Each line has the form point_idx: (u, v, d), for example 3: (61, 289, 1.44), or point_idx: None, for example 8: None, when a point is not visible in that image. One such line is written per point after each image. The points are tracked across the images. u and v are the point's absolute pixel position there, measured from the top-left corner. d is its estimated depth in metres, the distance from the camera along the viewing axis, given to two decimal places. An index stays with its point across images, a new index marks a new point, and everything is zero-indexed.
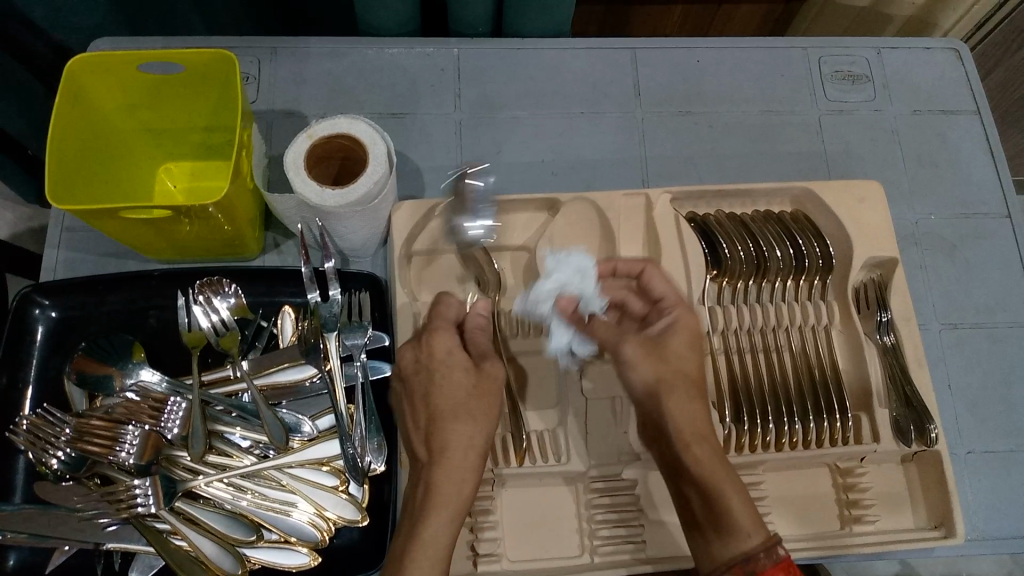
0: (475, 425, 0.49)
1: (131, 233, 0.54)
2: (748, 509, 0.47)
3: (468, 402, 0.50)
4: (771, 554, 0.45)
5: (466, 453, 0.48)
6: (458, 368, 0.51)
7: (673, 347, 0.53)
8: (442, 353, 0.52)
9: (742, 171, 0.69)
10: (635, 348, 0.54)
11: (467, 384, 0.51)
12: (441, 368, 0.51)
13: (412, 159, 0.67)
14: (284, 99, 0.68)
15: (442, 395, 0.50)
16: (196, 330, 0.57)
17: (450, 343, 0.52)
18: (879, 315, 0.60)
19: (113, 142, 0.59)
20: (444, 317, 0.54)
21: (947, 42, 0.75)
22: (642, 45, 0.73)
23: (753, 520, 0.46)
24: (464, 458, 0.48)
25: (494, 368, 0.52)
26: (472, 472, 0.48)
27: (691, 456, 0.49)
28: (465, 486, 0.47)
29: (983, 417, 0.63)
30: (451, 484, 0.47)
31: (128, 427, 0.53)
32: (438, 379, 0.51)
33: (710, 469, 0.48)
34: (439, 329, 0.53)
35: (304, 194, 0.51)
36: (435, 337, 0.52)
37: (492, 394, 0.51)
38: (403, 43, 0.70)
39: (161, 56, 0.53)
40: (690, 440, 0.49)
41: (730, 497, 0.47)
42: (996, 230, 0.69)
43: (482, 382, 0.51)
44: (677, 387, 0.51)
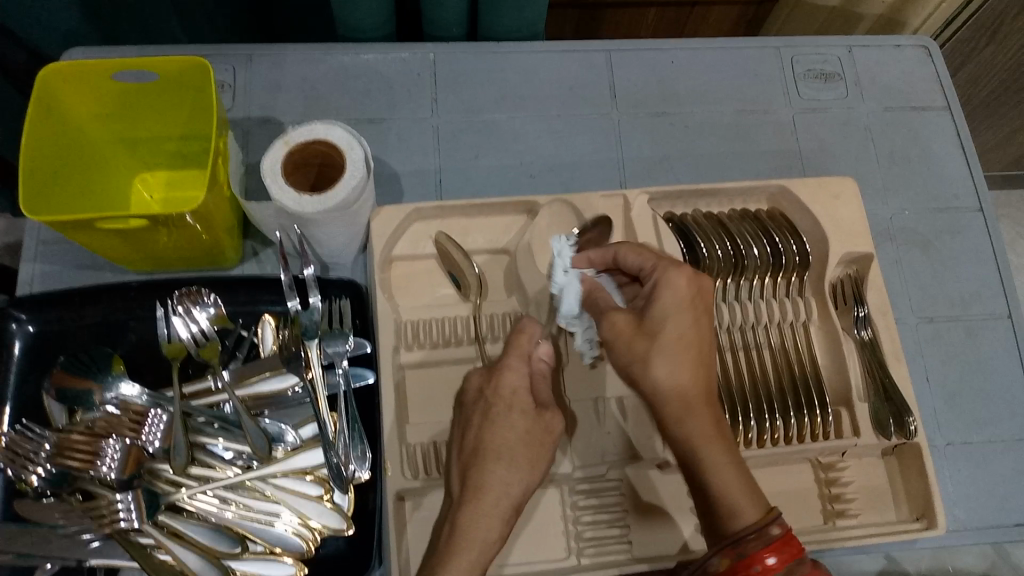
0: (518, 471, 0.46)
1: (108, 244, 0.54)
2: (741, 486, 0.44)
3: (518, 447, 0.47)
4: (762, 534, 0.42)
5: (503, 502, 0.46)
6: (519, 410, 0.48)
7: (656, 316, 0.48)
8: (507, 390, 0.48)
9: (718, 171, 0.70)
10: (619, 323, 0.49)
11: (523, 426, 0.47)
12: (502, 407, 0.48)
13: (390, 164, 0.67)
14: (260, 106, 0.67)
15: (494, 437, 0.47)
16: (176, 341, 0.56)
17: (518, 381, 0.49)
18: (856, 310, 0.60)
19: (88, 153, 0.59)
20: (524, 351, 0.50)
21: (916, 39, 0.76)
22: (617, 48, 0.73)
23: (745, 496, 0.44)
24: (500, 506, 0.45)
25: (553, 418, 0.48)
26: (507, 515, 0.46)
27: (683, 433, 0.46)
28: (496, 532, 0.45)
29: (961, 408, 0.63)
30: (485, 530, 0.45)
31: (108, 441, 0.52)
32: (496, 416, 0.48)
33: (698, 448, 0.45)
34: (515, 362, 0.49)
35: (283, 201, 0.51)
36: (506, 371, 0.49)
37: (545, 443, 0.48)
38: (379, 48, 0.70)
39: (134, 64, 0.52)
40: (686, 414, 0.46)
41: (718, 476, 0.44)
42: (969, 223, 0.70)
43: (534, 425, 0.48)
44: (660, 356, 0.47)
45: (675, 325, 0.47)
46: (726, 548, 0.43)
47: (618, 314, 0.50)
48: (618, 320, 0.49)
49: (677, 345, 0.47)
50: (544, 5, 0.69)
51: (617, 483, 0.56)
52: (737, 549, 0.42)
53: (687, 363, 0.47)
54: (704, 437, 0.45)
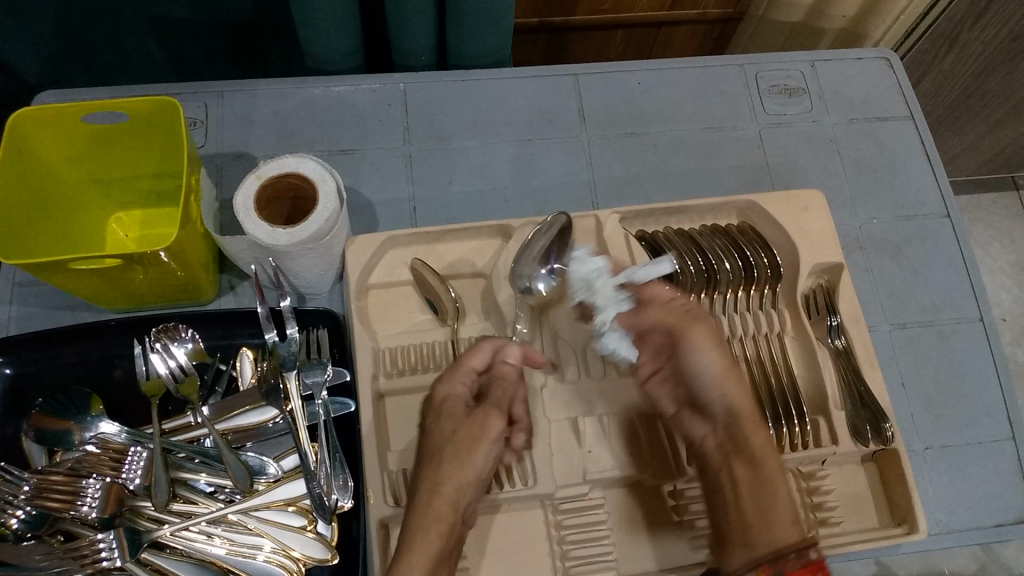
0: (450, 467, 0.46)
1: (83, 284, 0.54)
2: (790, 512, 0.47)
3: (444, 446, 0.47)
4: (802, 555, 0.45)
5: (438, 503, 0.46)
6: (450, 414, 0.49)
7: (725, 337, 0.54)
8: (440, 401, 0.50)
9: (688, 188, 0.71)
10: (707, 333, 0.52)
11: (449, 428, 0.48)
12: (434, 414, 0.49)
13: (364, 193, 0.68)
14: (233, 141, 0.68)
15: (436, 439, 0.48)
16: (154, 378, 0.56)
17: (450, 390, 0.50)
18: (830, 319, 0.61)
19: (62, 195, 0.59)
20: (467, 365, 0.51)
21: (877, 52, 0.78)
22: (584, 71, 0.74)
23: (792, 516, 0.47)
24: (439, 510, 0.45)
25: (487, 418, 0.48)
26: (447, 518, 0.45)
27: (748, 437, 0.50)
28: (439, 536, 0.45)
29: (936, 413, 0.64)
30: (428, 531, 0.44)
31: (88, 480, 0.52)
32: (431, 425, 0.49)
33: (764, 465, 0.49)
34: (458, 376, 0.51)
35: (256, 235, 0.52)
36: (440, 385, 0.50)
37: (474, 442, 0.47)
38: (349, 80, 0.71)
39: (105, 106, 0.53)
40: (756, 425, 0.50)
41: (780, 497, 0.48)
42: (936, 230, 0.71)
43: (465, 427, 0.48)
44: (736, 373, 0.52)
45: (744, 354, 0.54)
46: (766, 564, 0.45)
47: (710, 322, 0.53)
48: (707, 328, 0.52)
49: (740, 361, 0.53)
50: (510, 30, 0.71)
51: (603, 500, 0.56)
52: (776, 566, 0.45)
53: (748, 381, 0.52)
54: (775, 465, 0.49)
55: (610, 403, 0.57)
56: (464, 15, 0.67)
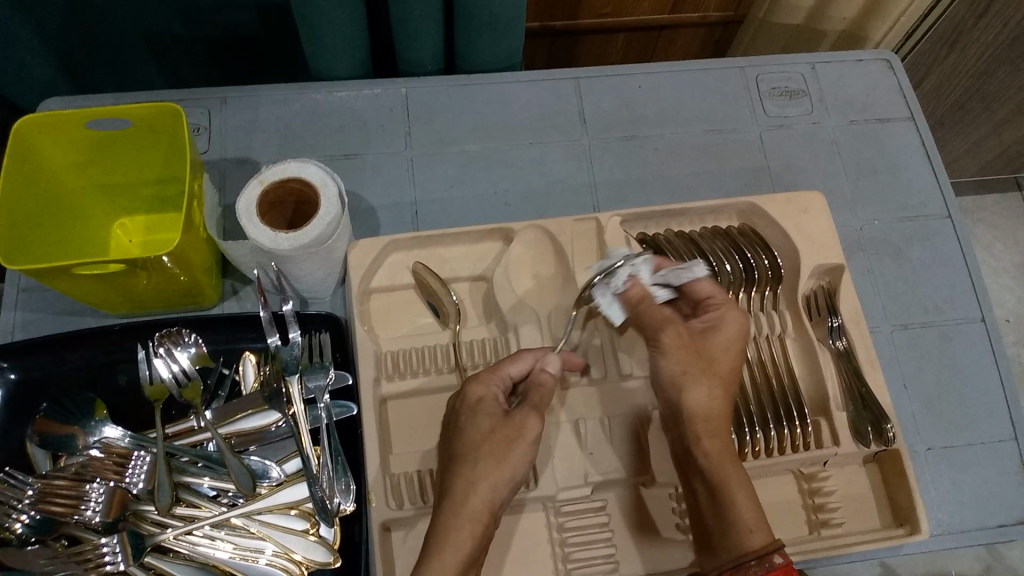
0: (485, 469, 0.46)
1: (87, 290, 0.54)
2: (755, 517, 0.47)
3: (480, 446, 0.47)
4: (763, 562, 0.45)
5: (473, 502, 0.46)
6: (486, 413, 0.49)
7: (711, 345, 0.51)
8: (473, 401, 0.50)
9: (689, 191, 0.71)
10: (676, 339, 0.52)
11: (487, 428, 0.48)
12: (467, 413, 0.49)
13: (366, 197, 0.68)
14: (235, 147, 0.68)
15: (468, 438, 0.48)
16: (158, 382, 0.57)
17: (484, 391, 0.50)
18: (831, 320, 0.61)
19: (66, 201, 0.59)
20: (502, 371, 0.51)
21: (878, 54, 0.78)
22: (585, 75, 0.75)
23: (758, 522, 0.46)
24: (473, 510, 0.45)
25: (526, 420, 0.48)
26: (482, 518, 0.46)
27: (701, 449, 0.49)
28: (471, 536, 0.45)
29: (938, 413, 0.64)
30: (461, 531, 0.45)
31: (92, 484, 0.53)
32: (463, 423, 0.49)
33: (719, 473, 0.48)
34: (492, 380, 0.51)
35: (258, 240, 0.52)
36: (473, 383, 0.50)
37: (512, 442, 0.47)
38: (351, 86, 0.71)
39: (108, 112, 0.53)
40: (707, 434, 0.50)
41: (739, 505, 0.47)
42: (938, 231, 0.71)
43: (505, 427, 0.48)
44: (702, 380, 0.50)
45: (728, 360, 0.51)
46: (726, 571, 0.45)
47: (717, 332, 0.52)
48: (674, 332, 0.52)
49: (713, 367, 0.51)
50: (520, 36, 0.71)
51: (604, 502, 0.56)
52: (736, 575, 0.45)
53: (714, 386, 0.50)
54: (736, 472, 0.48)
55: (612, 405, 0.58)
56: (464, 22, 0.68)
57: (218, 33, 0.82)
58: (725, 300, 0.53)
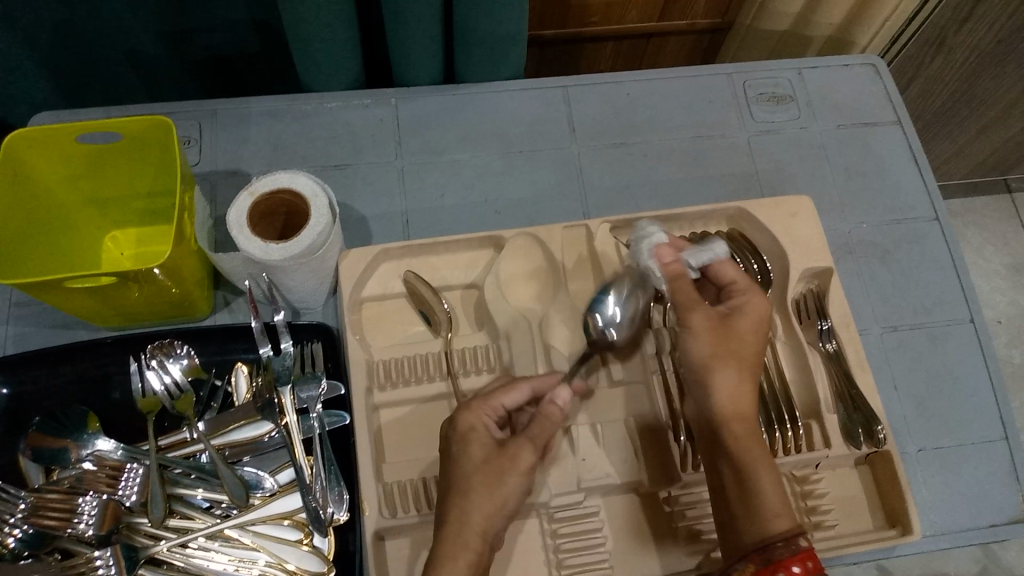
0: (477, 499, 0.46)
1: (78, 303, 0.55)
2: (779, 498, 0.46)
3: (472, 476, 0.47)
4: (790, 544, 0.44)
5: (467, 532, 0.45)
6: (478, 442, 0.49)
7: (740, 328, 0.52)
8: (464, 430, 0.49)
9: (678, 197, 0.71)
10: (705, 323, 0.52)
11: (480, 457, 0.48)
12: (459, 443, 0.49)
13: (356, 207, 0.68)
14: (226, 159, 0.69)
15: (459, 473, 0.48)
16: (150, 395, 0.57)
17: (475, 420, 0.50)
18: (820, 323, 0.62)
19: (57, 215, 0.60)
20: (494, 402, 0.51)
21: (864, 59, 0.79)
22: (573, 83, 0.75)
23: (782, 503, 0.46)
24: (469, 538, 0.45)
25: (519, 451, 0.48)
26: (475, 546, 0.45)
27: (732, 431, 0.48)
28: (467, 564, 0.44)
29: (929, 414, 0.64)
30: (457, 560, 0.44)
31: (85, 497, 0.53)
32: (457, 453, 0.49)
33: (746, 456, 0.47)
34: (482, 410, 0.50)
35: (248, 249, 0.52)
36: (465, 411, 0.50)
37: (505, 472, 0.48)
38: (340, 97, 0.72)
39: (98, 126, 0.54)
40: (733, 417, 0.49)
41: (764, 487, 0.46)
42: (926, 233, 0.72)
43: (498, 458, 0.48)
44: (726, 363, 0.50)
45: (753, 343, 0.51)
46: (753, 554, 0.45)
47: (697, 312, 0.52)
48: (702, 315, 0.52)
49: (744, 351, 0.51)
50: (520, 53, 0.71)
51: (598, 508, 0.56)
52: (764, 556, 0.44)
53: (742, 369, 0.50)
54: (762, 453, 0.47)
55: (604, 410, 0.58)
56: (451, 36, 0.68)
57: (208, 47, 0.83)
58: (749, 284, 0.54)
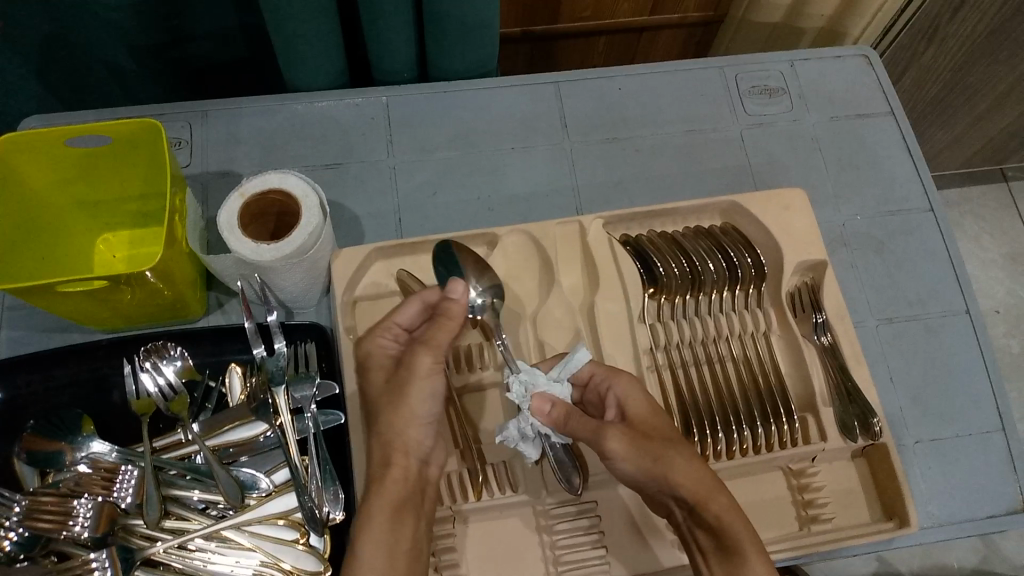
0: (396, 422, 0.51)
1: (71, 307, 0.55)
2: (756, 545, 0.46)
3: (376, 400, 0.53)
4: None
5: (394, 454, 0.51)
6: (381, 369, 0.54)
7: (640, 419, 0.51)
8: (366, 354, 0.55)
9: (671, 192, 0.71)
10: (620, 439, 0.48)
11: (385, 381, 0.53)
12: (364, 369, 0.55)
13: (349, 206, 0.68)
14: (217, 160, 0.69)
15: (370, 393, 0.54)
16: (144, 397, 0.57)
17: (384, 345, 0.55)
18: (815, 316, 0.61)
19: (48, 218, 0.59)
20: (389, 321, 0.55)
21: (857, 50, 0.79)
22: (565, 78, 0.75)
23: (757, 552, 0.45)
24: (398, 450, 0.51)
25: (414, 358, 0.52)
26: (398, 463, 0.51)
27: (710, 514, 0.47)
28: (394, 481, 0.50)
29: (925, 405, 0.64)
30: (385, 479, 0.50)
31: (80, 500, 0.52)
32: (368, 383, 0.55)
33: (730, 531, 0.46)
34: (380, 332, 0.55)
35: (240, 252, 0.52)
36: (370, 340, 0.55)
37: (405, 387, 0.52)
38: (331, 96, 0.72)
39: (87, 130, 0.54)
40: (705, 496, 0.47)
41: (751, 559, 0.45)
42: (920, 224, 0.72)
43: (396, 376, 0.52)
44: (672, 451, 0.48)
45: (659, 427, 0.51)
46: None
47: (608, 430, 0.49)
48: (615, 435, 0.49)
49: (663, 436, 0.50)
50: (493, 37, 0.69)
51: (594, 504, 0.56)
52: None
53: (689, 454, 0.49)
54: (744, 527, 0.46)
55: None
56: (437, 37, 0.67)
57: (198, 48, 0.83)
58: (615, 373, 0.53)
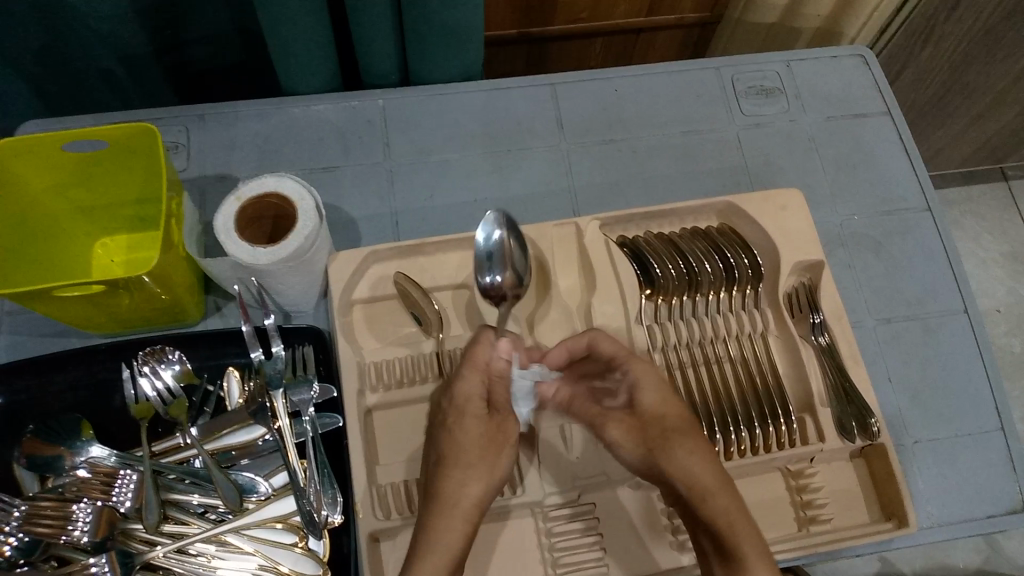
0: (473, 473, 0.47)
1: (70, 312, 0.55)
2: (759, 549, 0.44)
3: (470, 449, 0.48)
4: None
5: (463, 503, 0.46)
6: (473, 415, 0.49)
7: (649, 407, 0.51)
8: (462, 397, 0.49)
9: (668, 193, 0.71)
10: (622, 429, 0.52)
11: (480, 432, 0.49)
12: (457, 413, 0.49)
13: (346, 210, 0.68)
14: (215, 164, 0.69)
15: (459, 439, 0.48)
16: (143, 401, 0.57)
17: (472, 389, 0.50)
18: (812, 316, 0.61)
19: (46, 223, 0.60)
20: (479, 359, 0.50)
21: (853, 49, 0.79)
22: (562, 80, 0.75)
23: (761, 556, 0.44)
24: (464, 512, 0.46)
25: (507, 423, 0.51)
26: (463, 522, 0.46)
27: (709, 510, 0.46)
28: (458, 535, 0.45)
29: (923, 404, 0.64)
30: (446, 531, 0.45)
31: (79, 504, 0.52)
32: (454, 425, 0.49)
33: (731, 530, 0.45)
34: (476, 372, 0.50)
35: (237, 255, 0.52)
36: (460, 381, 0.50)
37: (499, 448, 0.49)
38: (328, 99, 0.72)
39: (85, 135, 0.54)
40: (710, 492, 0.47)
41: (750, 557, 0.44)
42: (917, 223, 0.72)
43: (489, 431, 0.49)
44: (674, 443, 0.49)
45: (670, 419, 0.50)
46: None
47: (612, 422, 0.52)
48: (616, 423, 0.52)
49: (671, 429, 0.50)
50: (477, 48, 0.71)
51: (592, 506, 0.56)
52: None
53: (693, 444, 0.49)
54: (745, 526, 0.45)
55: None
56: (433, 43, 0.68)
57: (195, 52, 0.83)
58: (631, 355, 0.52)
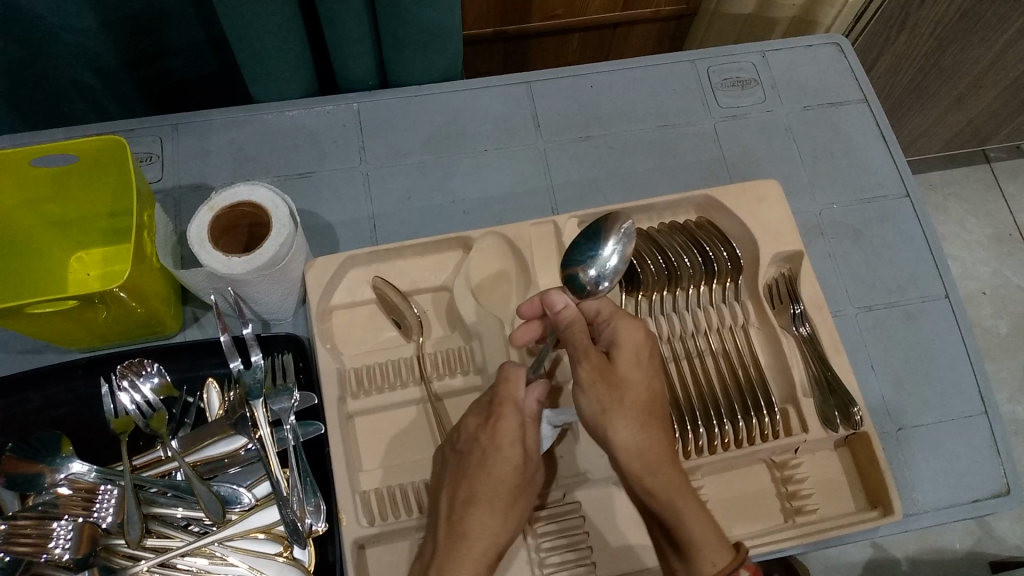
0: (498, 519, 0.45)
1: (44, 328, 0.54)
2: (706, 525, 0.42)
3: (493, 491, 0.45)
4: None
5: (481, 548, 0.44)
6: (511, 455, 0.47)
7: (621, 361, 0.48)
8: (500, 433, 0.47)
9: (646, 188, 0.71)
10: (589, 369, 0.48)
11: (512, 476, 0.46)
12: (494, 447, 0.46)
13: (322, 215, 0.68)
14: (189, 173, 0.68)
15: (487, 479, 0.46)
16: (123, 415, 0.57)
17: (513, 431, 0.47)
18: (793, 307, 0.61)
19: (19, 239, 0.59)
20: (513, 397, 0.48)
21: (828, 38, 0.79)
22: (537, 79, 0.75)
23: (712, 533, 0.42)
24: (480, 555, 0.44)
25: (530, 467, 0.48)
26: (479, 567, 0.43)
27: (645, 485, 0.45)
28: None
29: (907, 391, 0.64)
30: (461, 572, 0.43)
31: (59, 521, 0.52)
32: (491, 459, 0.46)
33: (670, 499, 0.43)
34: (511, 408, 0.48)
35: (211, 265, 0.52)
36: (502, 420, 0.47)
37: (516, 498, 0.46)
38: (301, 104, 0.71)
39: (54, 149, 0.53)
40: (649, 468, 0.45)
41: (686, 522, 0.42)
42: (896, 210, 0.72)
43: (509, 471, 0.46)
44: (625, 412, 0.46)
45: (637, 379, 0.48)
46: None
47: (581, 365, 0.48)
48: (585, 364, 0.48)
49: (635, 394, 0.47)
50: (455, 48, 0.70)
51: (578, 506, 0.55)
52: None
53: (643, 417, 0.46)
54: (690, 498, 0.43)
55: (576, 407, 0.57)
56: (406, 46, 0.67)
57: (168, 61, 0.82)
58: (616, 314, 0.51)
